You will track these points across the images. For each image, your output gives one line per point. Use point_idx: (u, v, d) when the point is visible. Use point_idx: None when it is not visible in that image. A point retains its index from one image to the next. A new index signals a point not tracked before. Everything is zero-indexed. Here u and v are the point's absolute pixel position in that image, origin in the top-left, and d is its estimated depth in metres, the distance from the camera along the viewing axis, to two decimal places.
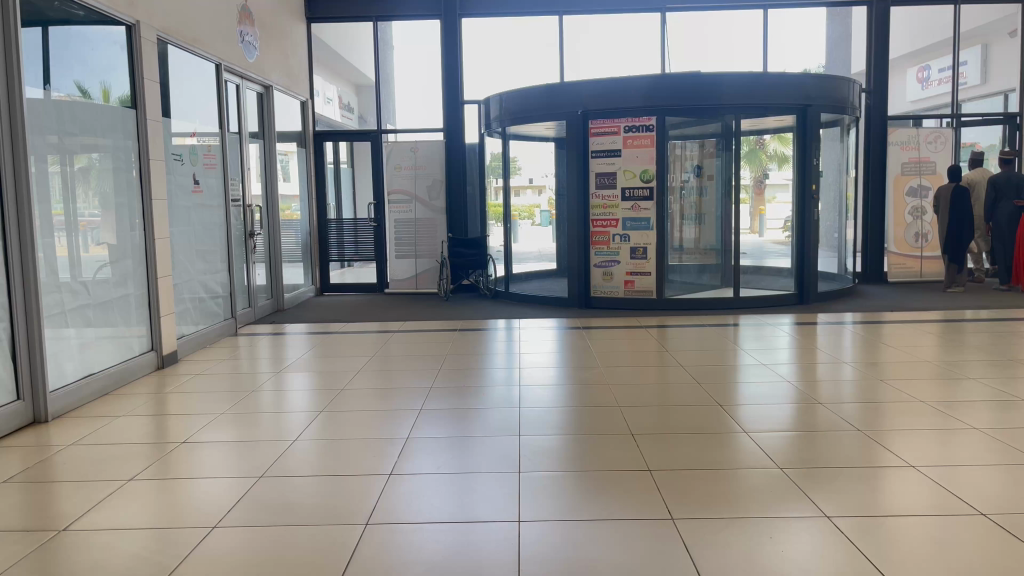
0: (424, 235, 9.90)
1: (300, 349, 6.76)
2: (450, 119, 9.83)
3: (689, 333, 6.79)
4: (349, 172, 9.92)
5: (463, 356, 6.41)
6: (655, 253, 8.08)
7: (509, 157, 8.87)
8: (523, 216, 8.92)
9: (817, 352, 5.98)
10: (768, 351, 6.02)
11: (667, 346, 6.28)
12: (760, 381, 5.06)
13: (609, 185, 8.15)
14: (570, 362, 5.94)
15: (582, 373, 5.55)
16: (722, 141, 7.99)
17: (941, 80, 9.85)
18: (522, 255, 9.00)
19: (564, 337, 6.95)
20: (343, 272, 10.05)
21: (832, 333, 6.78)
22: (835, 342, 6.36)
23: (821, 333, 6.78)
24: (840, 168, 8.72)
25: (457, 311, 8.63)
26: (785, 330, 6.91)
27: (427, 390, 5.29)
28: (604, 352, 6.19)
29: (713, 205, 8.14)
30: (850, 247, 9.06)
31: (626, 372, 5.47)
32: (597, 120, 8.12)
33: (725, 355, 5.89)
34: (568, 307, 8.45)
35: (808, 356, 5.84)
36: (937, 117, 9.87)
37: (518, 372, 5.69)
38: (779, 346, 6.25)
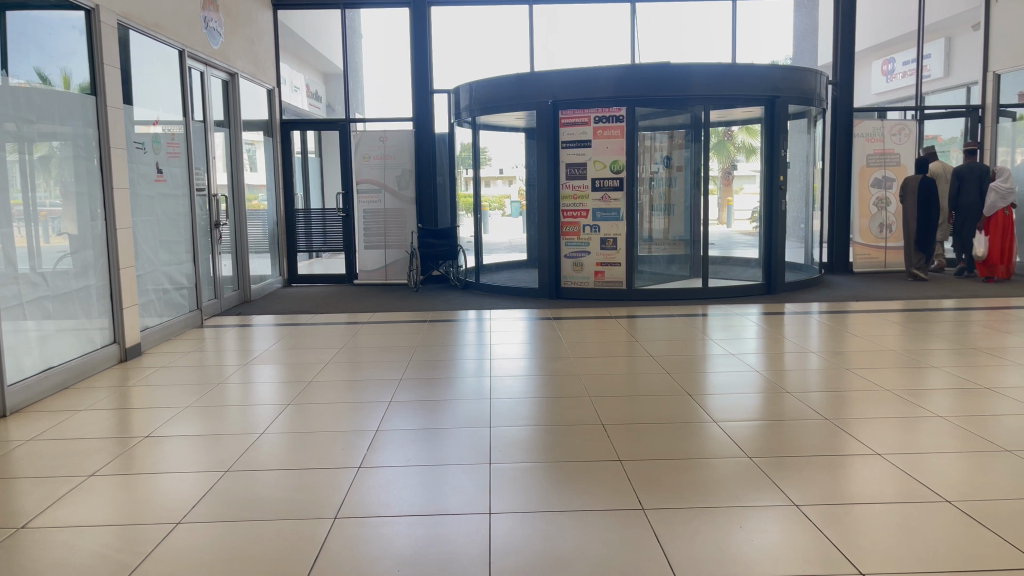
0: (394, 225, 9.79)
1: (267, 341, 6.67)
2: (420, 108, 9.75)
3: (658, 323, 6.82)
4: (319, 161, 9.87)
5: (432, 347, 6.37)
6: (626, 244, 8.08)
7: (479, 147, 8.84)
8: (493, 207, 8.86)
9: (784, 342, 6.05)
10: (736, 341, 6.08)
11: (636, 336, 6.30)
12: (729, 371, 5.10)
13: (579, 176, 8.15)
14: (540, 353, 5.93)
15: (552, 364, 5.55)
16: (692, 132, 8.05)
17: (905, 72, 10.07)
18: (492, 246, 8.97)
19: (535, 327, 6.95)
20: (311, 263, 9.95)
21: (799, 322, 6.86)
22: (802, 332, 6.44)
23: (788, 323, 6.85)
24: (807, 160, 8.80)
25: (427, 302, 8.58)
26: (753, 320, 6.97)
27: (397, 382, 5.25)
28: (574, 343, 6.19)
29: (682, 196, 8.19)
30: (816, 237, 9.16)
31: (597, 363, 5.47)
32: (567, 110, 8.10)
33: (694, 344, 5.92)
34: (538, 298, 8.44)
35: (776, 346, 5.91)
36: (902, 109, 10.04)
37: (488, 363, 5.68)
38: (747, 335, 6.31)
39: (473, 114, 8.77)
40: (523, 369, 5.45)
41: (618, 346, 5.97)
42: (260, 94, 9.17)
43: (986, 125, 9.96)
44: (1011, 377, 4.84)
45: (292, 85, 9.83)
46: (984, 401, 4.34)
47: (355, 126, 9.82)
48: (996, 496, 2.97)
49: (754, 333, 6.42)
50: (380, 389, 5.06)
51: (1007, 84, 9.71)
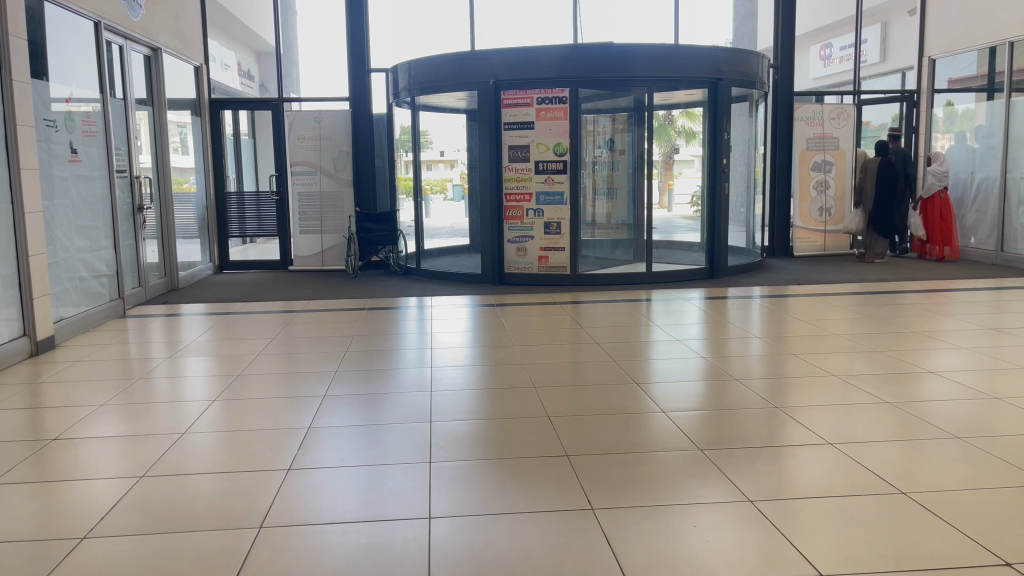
0: (331, 208, 9.47)
1: (196, 332, 6.32)
2: (356, 87, 9.43)
3: (603, 309, 6.69)
4: (252, 142, 9.45)
5: (371, 337, 6.11)
6: (569, 229, 7.96)
7: (419, 130, 8.55)
8: (435, 190, 8.61)
9: (729, 326, 5.98)
10: (680, 326, 5.97)
11: (581, 322, 6.16)
12: (674, 357, 4.99)
13: (522, 158, 7.96)
14: (483, 342, 5.73)
15: (495, 353, 5.36)
16: (634, 115, 7.91)
17: (842, 58, 10.17)
18: (433, 231, 8.73)
19: (477, 314, 6.76)
20: (245, 248, 9.55)
21: (743, 307, 6.82)
22: (747, 316, 6.39)
23: (732, 307, 6.81)
24: (749, 143, 8.78)
25: (366, 289, 8.30)
26: (697, 305, 6.91)
27: (331, 374, 4.99)
28: (517, 330, 6.00)
29: (625, 179, 8.08)
30: (757, 221, 9.19)
31: (541, 351, 5.30)
32: (508, 91, 7.90)
33: (639, 330, 5.81)
34: (481, 284, 8.23)
35: (722, 331, 5.82)
36: (839, 94, 10.08)
37: (429, 353, 5.47)
38: (692, 320, 6.22)
39: (412, 94, 8.48)
40: (465, 358, 5.25)
41: (562, 333, 5.82)
42: (186, 71, 8.72)
43: (920, 109, 10.18)
44: (953, 361, 4.84)
45: (218, 58, 9.34)
46: (928, 385, 4.32)
47: (290, 107, 9.42)
48: (948, 485, 2.90)
49: (698, 318, 6.34)
50: (314, 383, 4.80)
51: (942, 69, 9.83)
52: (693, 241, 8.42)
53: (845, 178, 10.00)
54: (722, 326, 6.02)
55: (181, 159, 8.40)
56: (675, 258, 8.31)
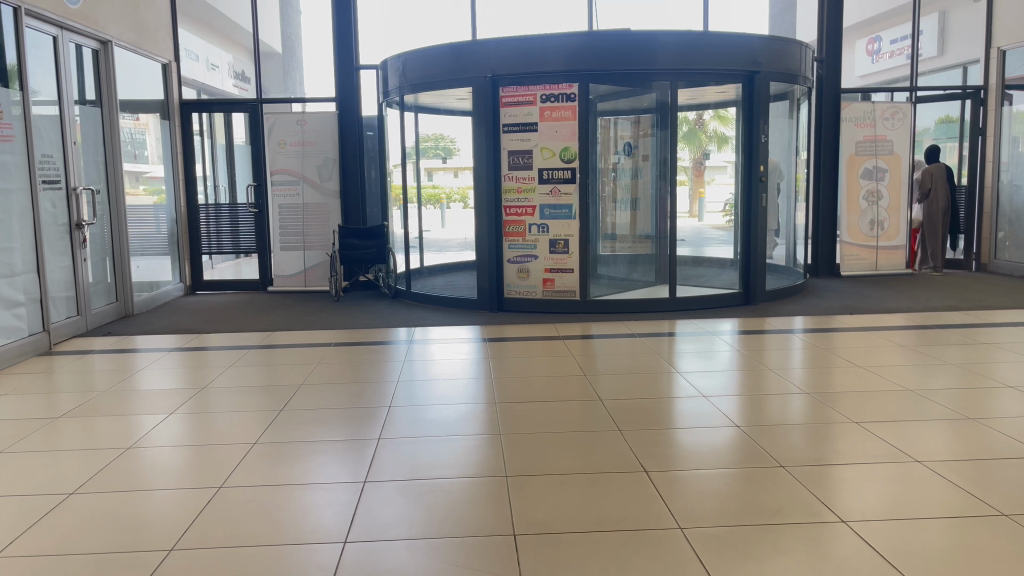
0: (314, 221, 8.42)
1: (124, 373, 5.32)
2: (343, 86, 8.35)
3: (609, 347, 5.55)
4: (230, 147, 8.46)
5: (324, 384, 4.94)
6: (579, 247, 6.82)
7: (423, 138, 7.49)
8: (455, 199, 7.30)
9: (769, 375, 4.81)
10: (705, 375, 4.80)
11: (582, 367, 4.99)
12: (696, 426, 3.81)
13: (523, 166, 6.86)
14: (463, 395, 4.52)
15: (471, 413, 4.14)
16: (657, 117, 6.80)
17: (893, 52, 8.95)
18: (442, 243, 7.54)
19: (466, 354, 5.56)
20: (225, 267, 8.58)
21: (782, 345, 5.67)
22: (788, 359, 5.23)
23: (768, 345, 5.65)
24: (789, 149, 7.63)
25: (348, 315, 7.27)
26: (726, 342, 5.76)
27: (249, 446, 3.80)
28: (506, 378, 4.81)
29: (647, 187, 6.95)
30: (799, 235, 7.93)
31: (534, 414, 4.07)
32: (507, 87, 6.82)
33: (657, 380, 4.67)
34: (477, 310, 7.15)
35: (760, 381, 4.66)
36: (889, 91, 8.86)
37: (392, 412, 4.27)
38: (720, 365, 5.05)
39: (402, 92, 7.47)
40: (431, 422, 4.03)
41: (561, 385, 4.60)
42: (152, 70, 7.83)
43: (988, 108, 8.91)
44: None
45: (190, 52, 8.37)
46: None
47: (290, 108, 8.40)
48: None
49: (728, 361, 5.18)
50: (224, 459, 3.63)
51: (1013, 61, 8.61)
52: (719, 256, 7.29)
53: (899, 190, 8.70)
54: (761, 373, 4.84)
55: (138, 167, 7.45)
56: (703, 280, 7.15)
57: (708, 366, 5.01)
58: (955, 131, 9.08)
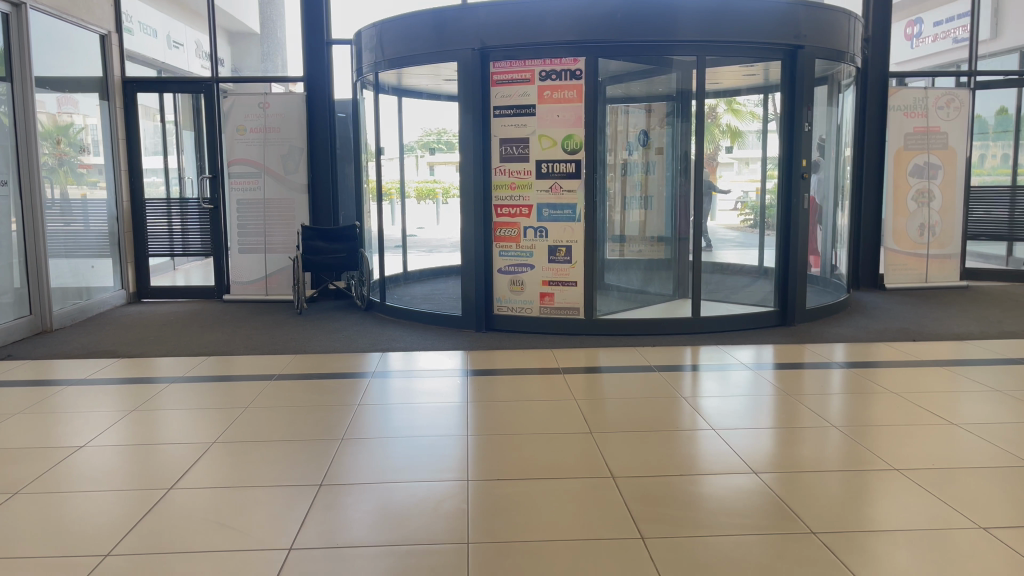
0: (276, 219, 7.26)
1: (6, 411, 4.21)
2: (312, 66, 7.21)
3: (621, 389, 4.35)
4: (182, 132, 7.32)
5: (250, 442, 3.66)
6: (584, 255, 5.68)
7: (408, 143, 6.38)
8: (451, 194, 6.00)
9: (832, 436, 3.64)
10: (750, 437, 3.60)
11: (596, 426, 3.74)
12: (757, 535, 2.61)
13: (519, 157, 5.70)
14: (435, 468, 3.26)
15: (438, 506, 2.87)
16: (674, 104, 5.66)
17: (935, 35, 7.76)
18: (436, 245, 6.27)
19: (454, 397, 4.27)
20: (188, 270, 7.49)
21: (839, 386, 4.51)
22: (853, 410, 4.06)
23: (821, 386, 4.50)
24: (830, 140, 6.47)
25: (309, 329, 6.13)
26: (767, 381, 4.60)
27: (103, 554, 2.58)
28: (494, 439, 3.59)
29: (661, 183, 5.82)
30: (841, 241, 6.79)
31: (530, 506, 2.86)
32: (497, 62, 5.66)
33: (691, 443, 3.50)
34: (461, 328, 5.99)
35: (824, 448, 3.49)
36: (927, 78, 7.77)
37: (331, 495, 3.02)
38: (761, 421, 3.86)
39: (377, 67, 6.33)
40: (379, 517, 2.80)
41: (567, 454, 3.36)
42: (87, 42, 6.73)
43: None
44: None
45: (143, 25, 7.24)
46: None
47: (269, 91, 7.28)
48: None
49: (775, 413, 4.00)
50: None
51: None
52: (745, 263, 6.07)
53: (954, 190, 7.55)
54: (825, 435, 3.66)
55: (63, 157, 6.29)
56: (725, 292, 5.96)
57: (750, 423, 3.84)
58: (981, 128, 7.95)
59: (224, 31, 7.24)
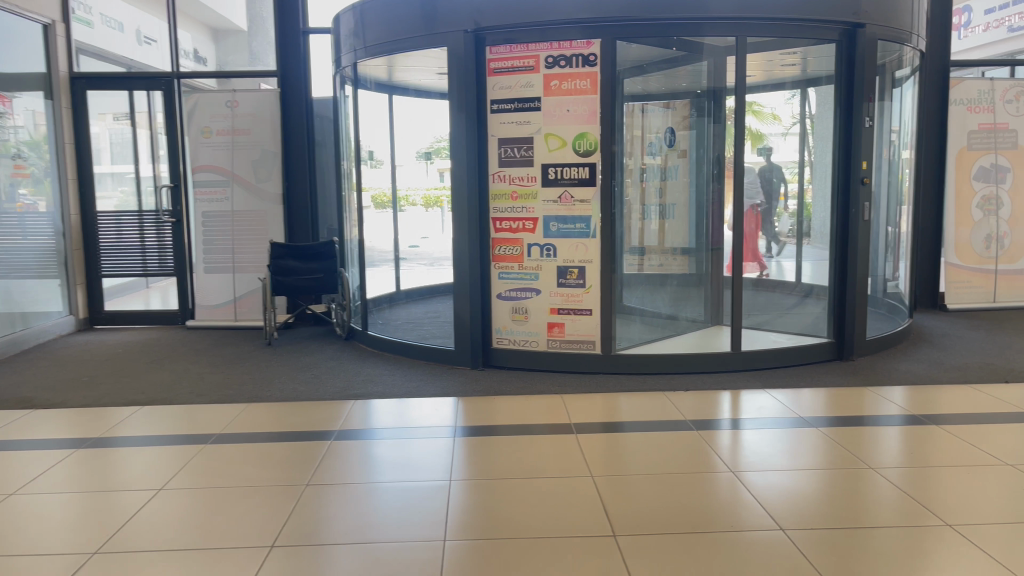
0: (247, 233, 6.36)
1: None
2: (287, 59, 6.30)
3: (655, 463, 3.33)
4: (140, 135, 6.42)
5: (147, 552, 2.64)
6: (600, 278, 4.73)
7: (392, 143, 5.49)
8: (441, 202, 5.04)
9: (961, 550, 2.58)
10: (834, 545, 2.61)
11: (630, 530, 2.71)
12: None
13: (521, 161, 4.75)
14: None
15: None
16: (702, 102, 4.88)
17: (987, 25, 6.51)
18: (441, 257, 5.15)
19: (443, 476, 3.25)
20: (163, 287, 6.55)
21: (935, 453, 3.49)
22: (967, 495, 3.03)
23: (912, 453, 3.49)
24: (890, 137, 5.50)
25: (274, 364, 5.17)
26: (841, 447, 3.57)
27: None
28: (481, 549, 2.61)
29: (684, 189, 5.01)
30: (902, 255, 5.81)
31: None
32: (493, 47, 4.73)
33: (756, 560, 2.50)
34: (453, 365, 5.04)
35: (961, 575, 2.41)
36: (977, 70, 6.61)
37: None
38: (841, 514, 2.86)
39: (356, 57, 5.43)
40: None
41: None
42: (28, 32, 5.84)
43: None
44: None
45: (106, 17, 6.32)
46: None
47: (258, 87, 6.37)
48: None
49: (868, 502, 2.97)
50: None
51: None
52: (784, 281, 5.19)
53: None
54: (950, 544, 2.62)
55: (31, 168, 5.80)
56: (769, 313, 5.16)
57: (828, 517, 2.84)
58: None
59: (199, 24, 6.34)
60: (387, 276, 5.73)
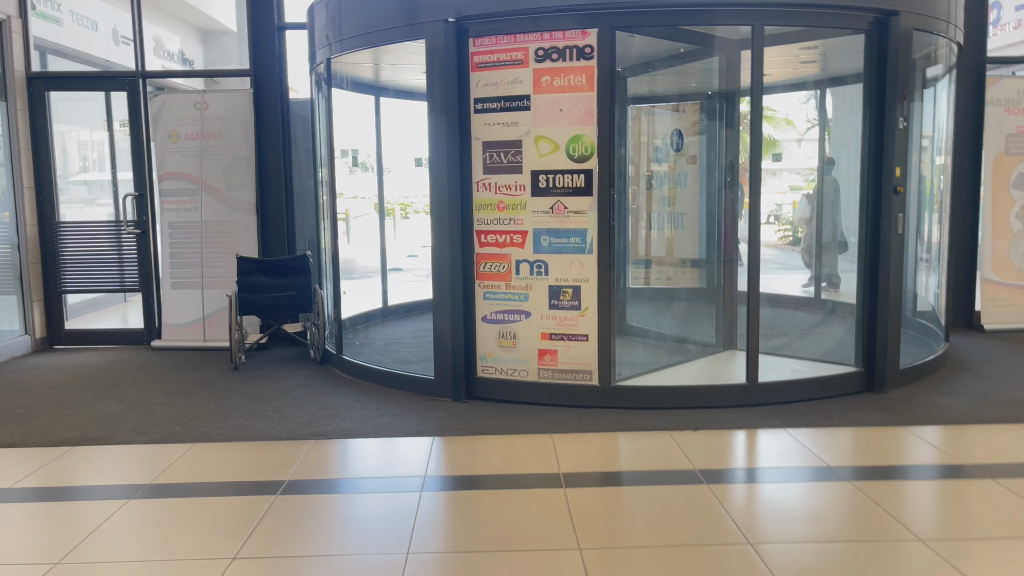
0: (217, 246, 5.86)
1: None
2: (261, 56, 5.81)
3: (657, 535, 2.75)
4: (101, 140, 5.93)
5: None
6: (596, 299, 4.19)
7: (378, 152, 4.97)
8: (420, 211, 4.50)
9: None
10: None
11: None
12: None
13: (508, 167, 4.22)
14: None
15: None
16: (713, 104, 4.30)
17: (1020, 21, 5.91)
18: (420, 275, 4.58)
19: (398, 549, 2.68)
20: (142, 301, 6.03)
21: (993, 515, 2.91)
22: None
23: (967, 516, 2.90)
24: (928, 138, 4.95)
25: (235, 392, 4.64)
26: (880, 508, 2.97)
27: None
28: None
29: (694, 198, 4.42)
30: (938, 269, 5.25)
31: None
32: (477, 39, 4.21)
33: None
34: (433, 396, 4.51)
35: None
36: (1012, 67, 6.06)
37: None
38: None
39: (331, 51, 4.91)
40: None
41: None
42: None
43: None
44: None
45: (77, 15, 5.83)
46: None
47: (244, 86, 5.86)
48: None
49: None
50: None
51: None
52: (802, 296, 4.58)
53: None
54: None
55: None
56: (790, 335, 4.58)
57: None
58: None
59: (167, 18, 5.87)
60: (375, 291, 5.29)
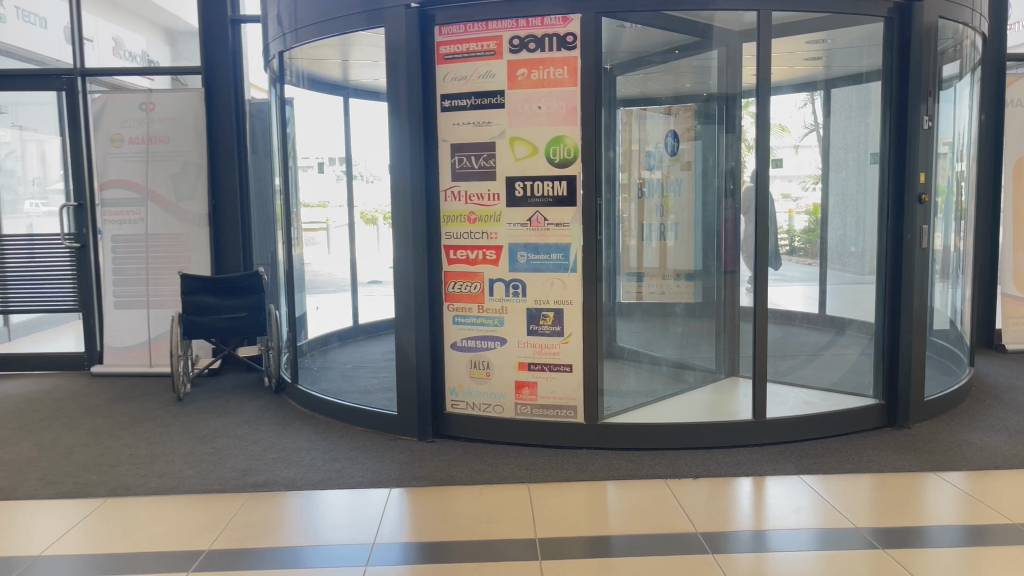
0: (165, 261, 5.32)
1: None
2: (213, 52, 5.30)
3: None
4: (35, 145, 5.39)
5: None
6: (580, 324, 3.66)
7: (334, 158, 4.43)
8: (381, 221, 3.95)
9: None
10: None
11: None
12: None
13: (479, 173, 3.71)
14: None
15: None
16: (712, 107, 3.90)
17: None
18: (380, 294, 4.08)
19: None
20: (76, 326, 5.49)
21: None
22: None
23: None
24: (949, 143, 4.46)
25: (171, 430, 4.09)
26: None
27: None
28: None
29: (689, 208, 3.99)
30: (960, 287, 4.75)
31: None
32: (445, 27, 3.69)
33: None
34: (397, 435, 3.97)
35: None
36: None
37: None
38: None
39: (284, 43, 4.38)
40: None
41: None
42: None
43: None
44: None
45: (23, 12, 5.25)
46: None
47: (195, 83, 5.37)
48: None
49: None
50: None
51: None
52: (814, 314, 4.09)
53: None
54: None
55: None
56: (800, 358, 4.11)
57: None
58: None
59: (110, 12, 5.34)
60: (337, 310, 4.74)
